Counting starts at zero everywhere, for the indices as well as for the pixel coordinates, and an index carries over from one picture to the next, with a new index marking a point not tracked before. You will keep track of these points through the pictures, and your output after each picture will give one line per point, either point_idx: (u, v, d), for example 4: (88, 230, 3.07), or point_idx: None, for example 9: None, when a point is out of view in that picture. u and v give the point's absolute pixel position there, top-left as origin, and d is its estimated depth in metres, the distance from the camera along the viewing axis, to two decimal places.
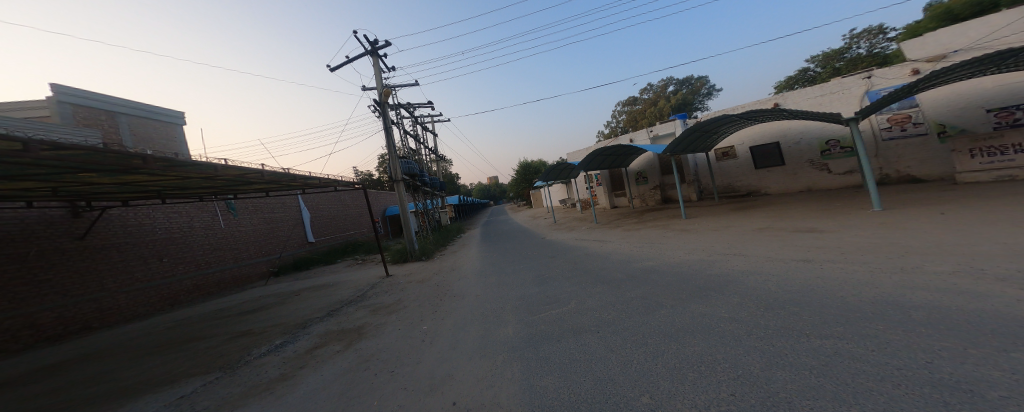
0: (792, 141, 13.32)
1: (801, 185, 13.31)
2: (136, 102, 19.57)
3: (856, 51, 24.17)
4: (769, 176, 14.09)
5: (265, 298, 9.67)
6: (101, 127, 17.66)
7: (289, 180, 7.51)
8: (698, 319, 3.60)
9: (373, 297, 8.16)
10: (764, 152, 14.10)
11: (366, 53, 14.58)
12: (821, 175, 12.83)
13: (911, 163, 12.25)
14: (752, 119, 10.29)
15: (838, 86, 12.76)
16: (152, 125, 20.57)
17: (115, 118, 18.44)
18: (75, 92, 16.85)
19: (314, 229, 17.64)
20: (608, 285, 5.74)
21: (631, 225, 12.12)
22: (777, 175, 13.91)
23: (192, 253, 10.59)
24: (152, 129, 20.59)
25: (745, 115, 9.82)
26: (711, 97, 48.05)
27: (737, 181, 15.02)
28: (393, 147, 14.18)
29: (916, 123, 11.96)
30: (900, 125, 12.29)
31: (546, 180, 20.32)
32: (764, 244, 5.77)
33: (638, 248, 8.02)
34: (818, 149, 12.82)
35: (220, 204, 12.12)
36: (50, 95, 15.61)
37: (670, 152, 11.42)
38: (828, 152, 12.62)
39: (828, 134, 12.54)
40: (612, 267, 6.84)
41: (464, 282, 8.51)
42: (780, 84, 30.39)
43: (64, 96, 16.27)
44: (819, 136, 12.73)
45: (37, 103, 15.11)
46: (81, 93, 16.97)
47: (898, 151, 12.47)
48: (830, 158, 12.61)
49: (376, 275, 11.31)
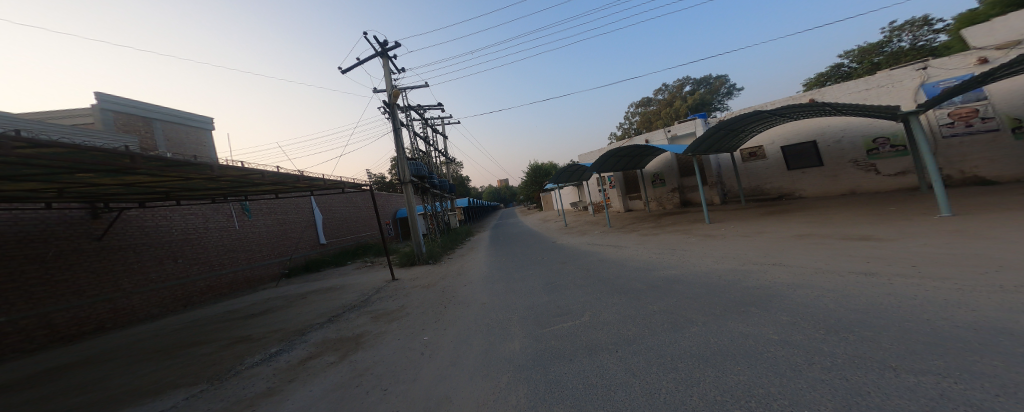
0: (832, 139, 12.25)
1: (842, 187, 12.21)
2: (170, 109, 20.42)
3: (897, 45, 22.50)
4: (804, 177, 13.07)
5: (272, 300, 9.59)
6: (138, 133, 18.61)
7: (294, 181, 7.34)
8: (737, 340, 3.03)
9: (376, 303, 7.87)
10: (798, 152, 13.08)
11: (376, 54, 14.59)
12: (867, 177, 11.70)
13: (979, 162, 10.96)
14: (786, 115, 9.41)
15: (887, 79, 11.55)
16: (187, 131, 21.59)
17: (152, 124, 19.40)
18: (118, 100, 17.84)
19: (326, 231, 17.77)
20: (627, 295, 5.16)
21: (649, 229, 11.39)
22: (813, 176, 12.88)
23: (206, 254, 10.70)
24: (185, 134, 21.37)
25: (776, 111, 8.96)
26: (731, 97, 46.15)
27: (767, 183, 14.01)
28: (403, 149, 14.04)
29: (985, 118, 10.80)
30: (965, 120, 11.06)
31: (558, 182, 19.71)
32: (809, 253, 5.05)
33: (658, 255, 7.38)
34: (864, 148, 11.68)
35: (236, 206, 12.26)
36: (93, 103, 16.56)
37: (691, 152, 10.63)
38: (875, 151, 11.48)
39: (875, 131, 11.44)
40: (629, 276, 6.26)
41: (471, 288, 8.10)
42: (810, 81, 28.70)
43: (106, 103, 17.21)
44: (864, 133, 11.60)
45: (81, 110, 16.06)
46: (120, 101, 17.91)
47: (962, 149, 11.20)
48: (877, 158, 11.46)
49: (383, 279, 11.08)
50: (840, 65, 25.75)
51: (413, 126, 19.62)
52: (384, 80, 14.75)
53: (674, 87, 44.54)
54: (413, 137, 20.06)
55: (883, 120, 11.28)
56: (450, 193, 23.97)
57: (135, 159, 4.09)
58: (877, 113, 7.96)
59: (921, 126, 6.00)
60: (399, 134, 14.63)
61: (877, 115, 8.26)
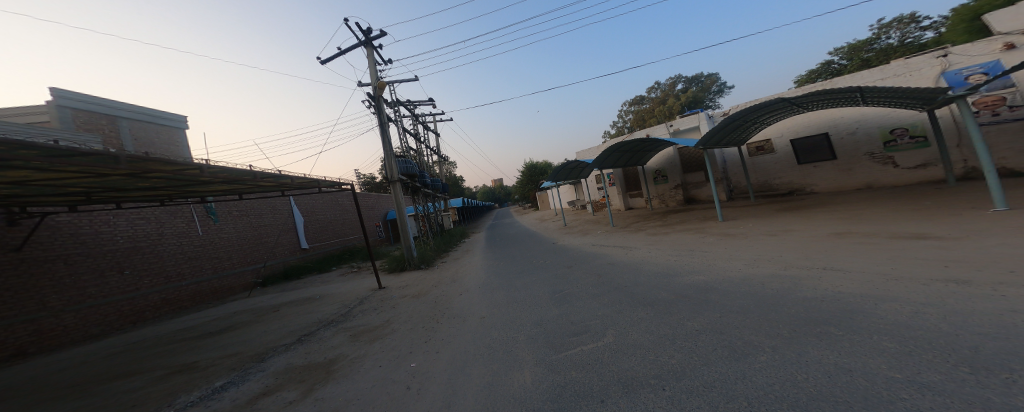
0: (846, 131, 11.95)
1: (858, 181, 11.92)
2: (139, 106, 18.75)
3: (885, 42, 22.64)
4: (815, 172, 12.76)
5: (239, 314, 8.43)
6: (102, 131, 16.91)
7: (258, 179, 6.24)
8: (829, 370, 2.25)
9: (357, 317, 6.88)
10: (809, 145, 12.73)
11: (359, 44, 13.55)
12: (884, 170, 11.41)
13: (1008, 153, 10.70)
14: (802, 105, 8.89)
15: (904, 67, 11.37)
16: (157, 131, 19.86)
17: (117, 122, 17.72)
18: (77, 96, 16.17)
19: (308, 234, 16.52)
20: (657, 308, 4.34)
21: (656, 228, 10.71)
22: (824, 171, 12.57)
23: (162, 264, 9.42)
24: (155, 133, 19.70)
25: (795, 101, 8.33)
26: (722, 95, 46.37)
27: (775, 178, 13.63)
28: (389, 146, 12.95)
29: (1012, 106, 10.56)
30: (990, 109, 10.88)
31: (556, 180, 18.92)
32: (865, 255, 4.38)
33: (676, 257, 6.65)
34: (881, 139, 11.39)
35: (199, 209, 11.00)
36: (48, 99, 14.93)
37: (702, 145, 9.92)
38: (893, 143, 11.17)
39: (892, 122, 11.13)
40: (650, 282, 5.48)
41: (468, 298, 7.19)
42: (800, 78, 28.76)
43: (64, 100, 15.58)
44: (880, 124, 11.33)
45: (34, 107, 14.51)
46: (79, 96, 16.19)
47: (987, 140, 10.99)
48: (895, 150, 11.17)
49: (370, 287, 10.04)
50: (830, 62, 25.82)
51: (402, 122, 18.52)
52: (369, 71, 13.68)
53: (666, 86, 44.48)
54: (402, 133, 18.93)
55: (902, 110, 10.98)
56: (443, 193, 22.92)
57: (5, 146, 3.00)
58: (902, 97, 7.46)
59: (969, 110, 5.37)
60: (387, 129, 13.57)
61: (898, 100, 7.82)
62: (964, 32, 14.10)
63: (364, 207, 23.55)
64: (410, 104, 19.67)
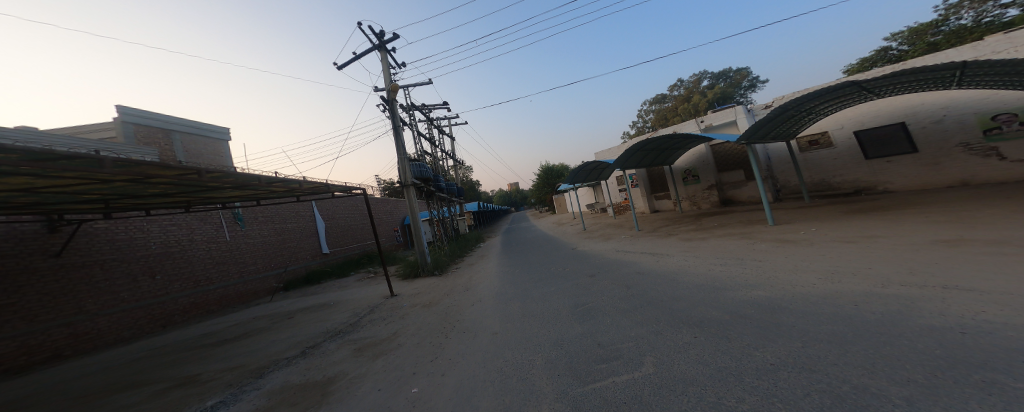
0: (929, 119, 10.62)
1: (950, 178, 10.48)
2: (189, 120, 19.94)
3: (955, 23, 19.62)
4: (889, 167, 11.51)
5: (256, 320, 8.35)
6: (157, 145, 18.20)
7: (265, 185, 6.01)
8: None
9: (365, 328, 6.49)
10: (881, 137, 11.51)
11: (373, 48, 13.70)
12: (986, 164, 9.90)
13: None
14: (874, 90, 7.56)
15: (1009, 41, 9.67)
16: (205, 143, 21.12)
17: (171, 136, 18.98)
18: (135, 111, 17.50)
19: (329, 239, 16.75)
20: (708, 331, 3.48)
21: (690, 233, 9.65)
22: (901, 165, 11.28)
23: (191, 268, 9.61)
24: (203, 146, 20.86)
25: (864, 85, 7.05)
26: (754, 90, 43.26)
27: (835, 176, 12.65)
28: (402, 149, 12.81)
29: None
30: None
31: (575, 182, 18.04)
32: (993, 272, 3.32)
33: (720, 266, 5.67)
34: (980, 127, 9.88)
35: (227, 214, 11.26)
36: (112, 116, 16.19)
37: (744, 140, 8.72)
38: (996, 131, 9.68)
39: (994, 107, 9.65)
40: (694, 297, 4.59)
41: (481, 309, 6.61)
42: (850, 68, 25.90)
43: (125, 116, 16.91)
44: (980, 110, 9.85)
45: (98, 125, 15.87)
46: (138, 113, 17.53)
47: None
48: (1000, 140, 9.66)
49: (383, 293, 9.73)
50: (886, 49, 23.04)
51: (417, 126, 18.53)
52: (383, 75, 13.68)
53: (691, 83, 42.16)
54: (418, 137, 18.96)
55: (1006, 92, 9.49)
56: (460, 197, 22.69)
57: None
58: (1017, 74, 6.00)
59: None
60: (401, 133, 13.45)
61: (1005, 78, 6.41)
62: None
63: (384, 212, 23.80)
64: (425, 108, 19.70)
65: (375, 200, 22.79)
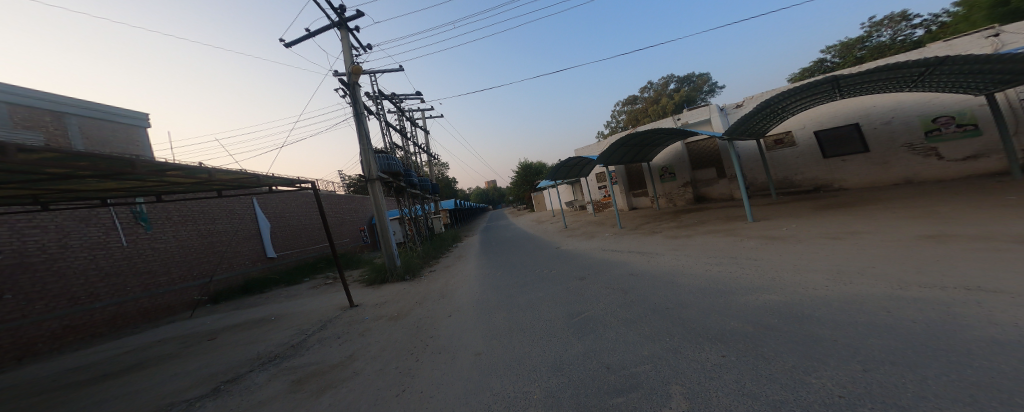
0: (879, 121, 11.74)
1: (898, 176, 11.66)
2: (92, 102, 16.18)
3: (878, 39, 22.17)
4: (844, 165, 12.61)
5: (165, 344, 6.61)
6: (45, 129, 14.29)
7: (154, 173, 4.49)
8: None
9: (310, 351, 5.26)
10: (839, 137, 12.56)
11: (332, 25, 11.94)
12: (927, 163, 11.16)
13: None
14: (845, 87, 7.87)
15: (951, 48, 10.82)
16: (113, 129, 17.23)
17: (65, 119, 15.14)
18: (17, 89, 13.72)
19: (277, 241, 14.59)
20: (734, 348, 2.94)
21: (674, 230, 9.57)
22: (855, 164, 12.40)
23: (64, 283, 7.42)
24: (111, 133, 17.08)
25: (841, 80, 7.29)
26: (714, 94, 46.37)
27: (797, 174, 13.64)
28: (366, 139, 11.31)
29: None
30: None
31: (554, 178, 17.63)
32: (1012, 270, 3.18)
33: (718, 266, 5.34)
34: (923, 129, 11.09)
35: (123, 214, 9.01)
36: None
37: (728, 135, 8.75)
38: (937, 132, 10.90)
39: (935, 111, 10.85)
40: (702, 304, 4.10)
41: (458, 323, 5.71)
42: (794, 77, 28.35)
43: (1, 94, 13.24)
44: (921, 113, 11.05)
45: None
46: (15, 90, 13.50)
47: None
48: (939, 140, 10.92)
49: (340, 304, 8.37)
50: (823, 60, 25.53)
51: (384, 116, 16.81)
52: (342, 56, 11.94)
53: (659, 85, 44.13)
54: (385, 129, 17.18)
55: (944, 96, 10.71)
56: (433, 193, 21.22)
57: None
58: (976, 72, 6.39)
59: None
60: (363, 121, 11.85)
61: (959, 77, 6.83)
62: (994, 17, 13.70)
63: (347, 210, 21.63)
64: (394, 98, 17.95)
65: (336, 197, 20.53)
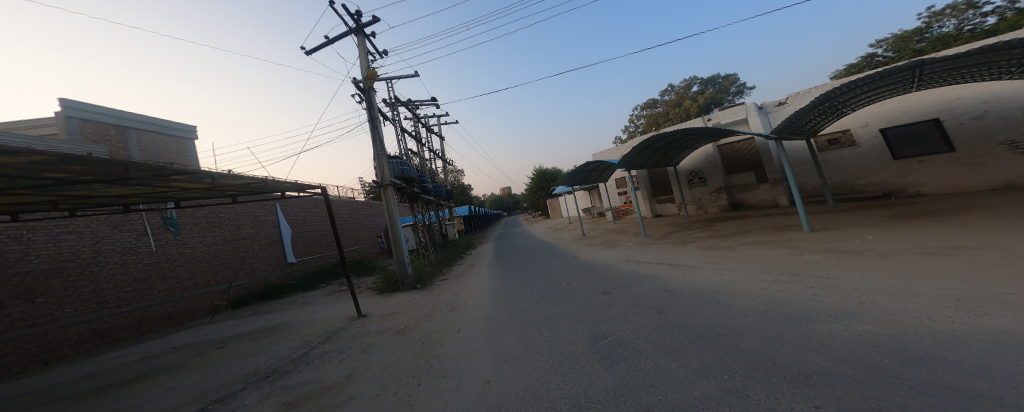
0: (967, 115, 10.69)
1: (993, 180, 10.41)
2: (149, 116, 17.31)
3: (939, 29, 19.94)
4: (921, 167, 11.64)
5: (174, 352, 6.46)
6: (110, 143, 15.42)
7: (157, 179, 4.26)
8: None
9: (308, 369, 4.81)
10: (913, 135, 11.68)
11: (349, 32, 12.15)
12: None
13: None
14: (925, 76, 6.77)
15: None
16: (167, 142, 18.35)
17: (125, 133, 16.23)
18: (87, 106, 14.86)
19: (297, 247, 14.79)
20: (831, 397, 2.09)
21: (709, 239, 8.54)
22: (934, 165, 11.39)
23: (94, 287, 7.57)
24: (164, 145, 18.16)
25: (920, 68, 6.24)
26: (742, 95, 44.04)
27: (859, 178, 12.86)
28: (380, 144, 11.22)
29: None
30: None
31: (573, 184, 16.83)
32: None
33: (774, 285, 4.41)
34: None
35: (154, 219, 9.29)
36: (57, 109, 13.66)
37: (778, 134, 7.75)
38: None
39: None
40: (768, 332, 3.21)
41: (468, 341, 5.13)
42: (838, 73, 26.29)
43: (73, 110, 14.33)
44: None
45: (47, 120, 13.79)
46: (84, 107, 14.68)
47: None
48: None
49: (348, 314, 8.02)
50: (872, 55, 23.27)
51: (400, 122, 16.92)
52: (359, 62, 12.09)
53: (680, 88, 42.41)
54: (400, 134, 17.28)
55: None
56: (448, 200, 21.10)
57: None
58: None
59: None
60: (378, 126, 11.82)
61: None
62: None
63: (365, 216, 21.85)
64: (410, 104, 18.11)
65: (355, 204, 20.81)
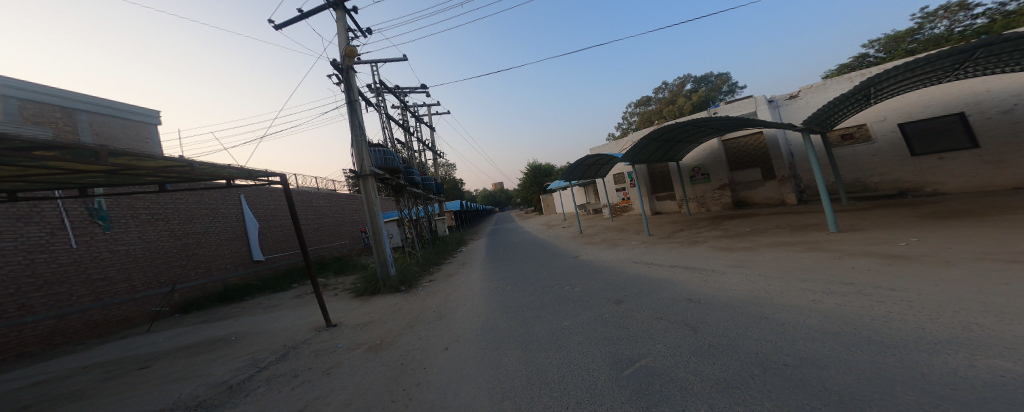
0: (994, 110, 10.93)
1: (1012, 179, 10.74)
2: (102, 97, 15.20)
3: (930, 31, 20.27)
4: (942, 165, 11.86)
5: (88, 373, 5.26)
6: (54, 125, 13.45)
7: (16, 154, 3.08)
8: None
9: (242, 401, 3.75)
10: (933, 129, 11.94)
11: (326, 4, 10.79)
12: None
13: None
14: (971, 61, 6.26)
15: None
16: (125, 126, 16.30)
17: (75, 116, 14.21)
18: (32, 84, 12.87)
19: (266, 243, 13.39)
20: None
21: (722, 239, 7.93)
22: (954, 163, 11.64)
23: None
24: (121, 128, 16.04)
25: (973, 52, 5.71)
26: (734, 94, 44.43)
27: (872, 175, 13.15)
28: (359, 130, 9.99)
29: None
30: None
31: (570, 178, 16.06)
32: None
33: (831, 298, 3.65)
34: None
35: (77, 212, 7.87)
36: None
37: (808, 124, 7.12)
38: None
39: None
40: (856, 366, 2.41)
41: (459, 362, 4.19)
42: (831, 73, 26.57)
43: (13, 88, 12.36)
44: None
45: None
46: (23, 83, 12.58)
47: None
48: None
49: (317, 322, 6.94)
50: (865, 55, 23.61)
51: (385, 108, 15.60)
52: (336, 37, 10.76)
53: (674, 86, 42.47)
54: (385, 122, 15.98)
55: None
56: (437, 194, 19.92)
57: None
58: None
59: None
60: (357, 110, 10.56)
61: None
62: None
63: (348, 210, 20.43)
64: (397, 91, 16.79)
65: (336, 197, 19.37)
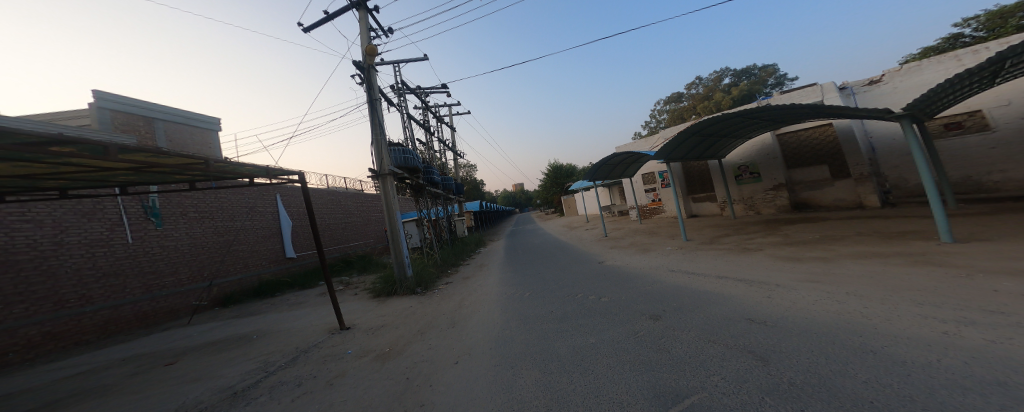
0: None
1: None
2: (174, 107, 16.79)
3: None
4: None
5: (119, 367, 5.38)
6: (138, 133, 15.05)
7: (28, 149, 3.02)
8: None
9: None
10: None
11: (350, 5, 10.94)
12: None
13: None
14: None
15: None
16: (193, 133, 17.87)
17: (154, 123, 15.78)
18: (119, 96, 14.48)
19: (297, 240, 13.92)
20: None
21: (781, 247, 6.71)
22: None
23: (53, 283, 6.75)
24: (190, 135, 17.60)
25: None
26: (782, 86, 40.33)
27: (987, 171, 11.21)
28: (379, 129, 9.91)
29: None
30: None
31: (596, 178, 15.01)
32: None
33: (975, 332, 2.62)
34: None
35: (134, 208, 8.49)
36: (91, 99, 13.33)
37: (905, 111, 5.70)
38: None
39: None
40: None
41: (470, 382, 3.64)
42: (913, 57, 22.88)
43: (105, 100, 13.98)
44: None
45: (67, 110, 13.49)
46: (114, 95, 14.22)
47: None
48: None
49: (331, 323, 6.78)
50: (958, 36, 20.02)
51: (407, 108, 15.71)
52: (360, 37, 10.87)
53: (710, 80, 39.45)
54: (408, 122, 16.09)
55: None
56: (457, 194, 19.84)
57: None
58: None
59: None
60: (378, 109, 10.53)
61: None
62: None
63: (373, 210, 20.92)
64: (419, 91, 16.87)
65: (363, 197, 19.90)
